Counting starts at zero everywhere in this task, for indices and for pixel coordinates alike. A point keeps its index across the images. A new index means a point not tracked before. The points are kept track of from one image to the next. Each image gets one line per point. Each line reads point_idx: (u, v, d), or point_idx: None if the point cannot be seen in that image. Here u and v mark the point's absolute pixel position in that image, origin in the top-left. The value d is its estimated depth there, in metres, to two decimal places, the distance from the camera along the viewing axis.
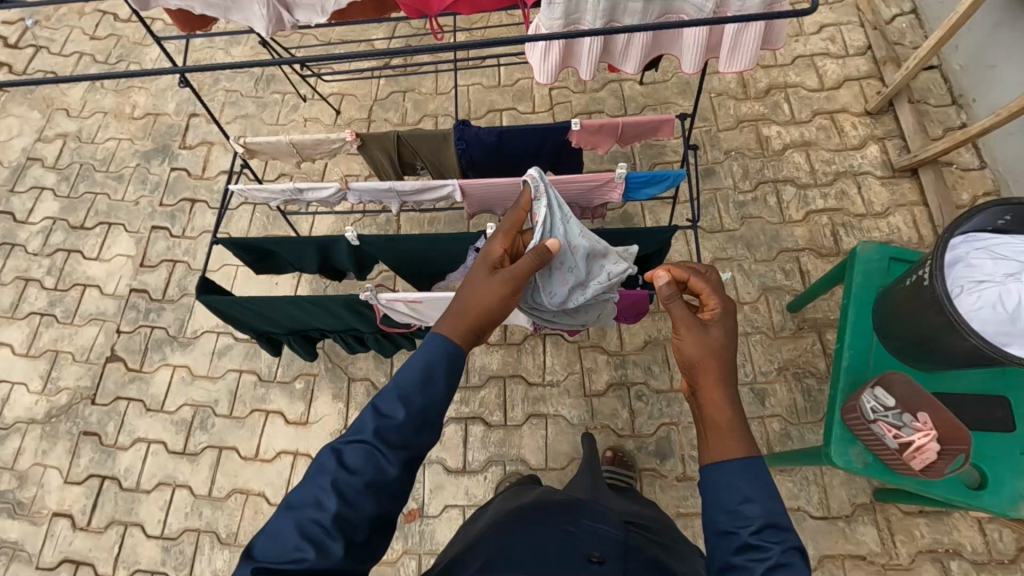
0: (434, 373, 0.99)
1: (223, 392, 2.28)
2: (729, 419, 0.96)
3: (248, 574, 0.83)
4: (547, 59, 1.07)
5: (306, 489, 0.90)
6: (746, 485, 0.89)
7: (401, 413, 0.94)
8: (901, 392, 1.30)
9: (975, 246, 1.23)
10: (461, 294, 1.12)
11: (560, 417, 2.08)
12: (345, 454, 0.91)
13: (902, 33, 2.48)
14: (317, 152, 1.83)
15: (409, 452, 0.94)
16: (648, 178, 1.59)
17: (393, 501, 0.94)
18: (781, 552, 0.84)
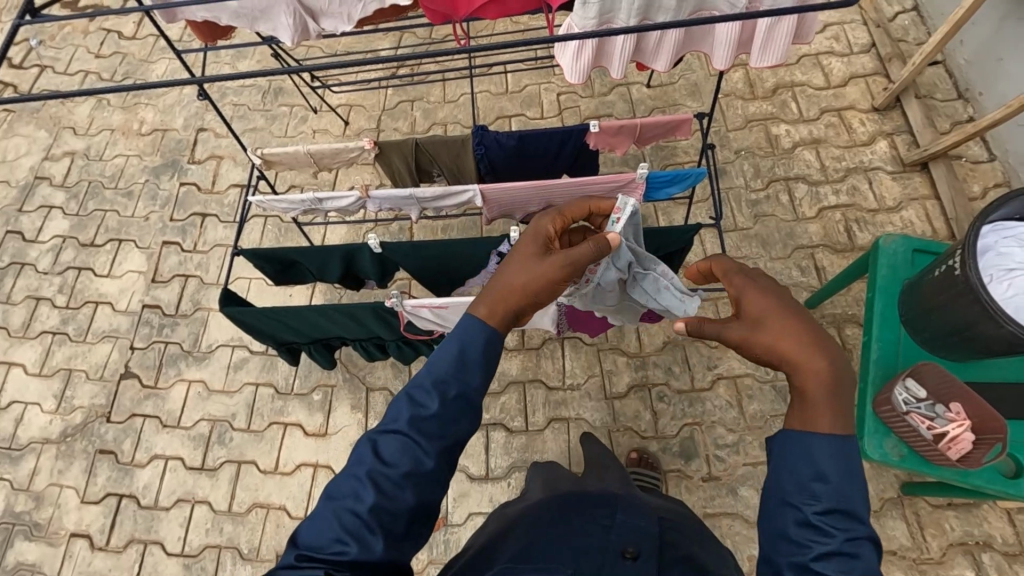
0: (469, 357, 0.92)
1: (240, 405, 2.26)
2: (828, 377, 0.87)
3: (291, 560, 0.82)
4: (578, 60, 1.08)
5: (345, 482, 0.87)
6: (826, 464, 0.84)
7: (436, 403, 0.88)
8: (933, 381, 1.30)
9: (1005, 234, 1.23)
10: (508, 269, 1.02)
11: (582, 420, 2.07)
12: (382, 446, 0.87)
13: (905, 30, 2.51)
14: (334, 161, 1.83)
15: (446, 441, 0.88)
16: (669, 178, 1.60)
17: (438, 492, 0.88)
18: (843, 541, 0.80)
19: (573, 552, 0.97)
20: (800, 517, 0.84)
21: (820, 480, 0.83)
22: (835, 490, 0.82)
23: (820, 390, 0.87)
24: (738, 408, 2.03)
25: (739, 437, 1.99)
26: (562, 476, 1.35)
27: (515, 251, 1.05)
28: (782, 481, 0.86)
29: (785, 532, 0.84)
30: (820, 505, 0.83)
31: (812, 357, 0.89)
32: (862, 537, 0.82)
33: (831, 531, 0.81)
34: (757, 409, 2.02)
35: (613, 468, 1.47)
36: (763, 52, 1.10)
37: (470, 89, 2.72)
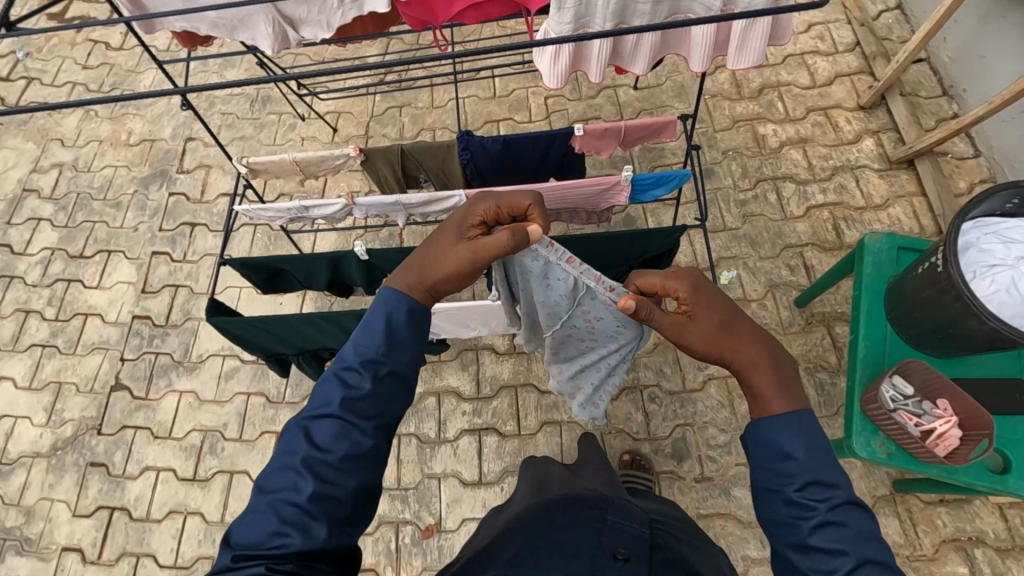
0: (397, 336, 0.95)
1: (231, 415, 2.25)
2: (769, 364, 0.97)
3: (228, 563, 0.79)
4: (556, 64, 1.08)
5: (278, 473, 0.86)
6: (789, 443, 0.89)
7: (368, 383, 0.90)
8: (920, 379, 1.31)
9: (985, 230, 1.27)
10: (435, 243, 1.07)
11: (574, 423, 2.07)
12: (315, 432, 0.86)
13: (889, 28, 2.52)
14: (320, 169, 1.82)
15: (382, 419, 0.90)
16: (655, 179, 1.60)
17: (376, 470, 0.89)
18: (826, 510, 0.83)
19: (564, 556, 0.95)
20: (781, 498, 0.87)
21: (788, 458, 0.88)
22: (805, 462, 0.86)
23: (767, 380, 0.95)
24: (730, 408, 2.03)
25: (731, 437, 1.99)
26: (551, 479, 1.34)
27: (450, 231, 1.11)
28: (759, 469, 0.91)
29: (775, 516, 0.88)
30: (796, 481, 0.86)
31: (754, 351, 0.98)
32: (844, 503, 0.83)
33: (812, 504, 0.84)
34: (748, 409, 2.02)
35: (600, 470, 1.44)
36: (740, 54, 1.10)
37: (458, 94, 2.72)
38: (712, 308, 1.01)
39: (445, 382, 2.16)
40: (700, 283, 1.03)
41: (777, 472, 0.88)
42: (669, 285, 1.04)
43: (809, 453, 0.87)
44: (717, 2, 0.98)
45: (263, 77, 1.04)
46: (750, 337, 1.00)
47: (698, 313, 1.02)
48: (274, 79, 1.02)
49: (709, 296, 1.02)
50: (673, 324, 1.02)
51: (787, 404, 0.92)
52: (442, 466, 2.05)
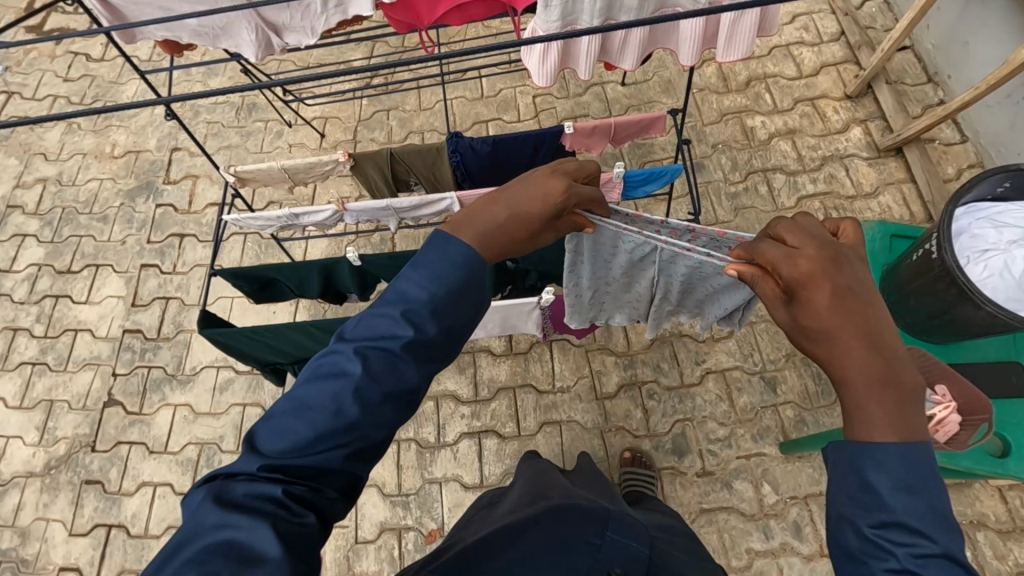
0: (469, 289, 0.82)
1: (227, 427, 2.23)
2: (877, 387, 0.72)
3: (255, 469, 0.71)
4: (545, 62, 1.07)
5: (317, 383, 0.76)
6: (876, 476, 0.71)
7: (434, 329, 0.79)
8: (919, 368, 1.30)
9: (976, 216, 1.29)
10: (498, 223, 0.87)
11: (574, 422, 2.06)
12: (365, 357, 0.76)
13: (873, 17, 2.53)
14: (310, 175, 1.80)
15: (433, 367, 0.81)
16: (646, 176, 1.59)
17: (411, 415, 0.79)
18: (907, 557, 0.67)
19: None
20: (852, 532, 0.72)
21: (872, 494, 0.71)
22: (901, 501, 0.69)
23: (860, 400, 0.73)
24: (728, 401, 2.03)
25: (731, 430, 1.99)
26: (551, 482, 1.29)
27: (515, 197, 0.89)
28: (836, 491, 0.75)
29: (844, 546, 0.73)
30: (872, 516, 0.71)
31: (862, 364, 0.73)
32: (930, 556, 0.67)
33: (890, 547, 0.69)
34: (747, 402, 2.02)
35: (597, 477, 1.42)
36: (728, 47, 1.10)
37: (445, 96, 2.71)
38: (828, 303, 0.75)
39: (443, 385, 2.15)
40: (819, 271, 0.77)
41: (858, 500, 0.72)
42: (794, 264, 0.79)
43: (920, 494, 0.69)
44: None
45: (243, 86, 0.99)
46: (875, 345, 0.74)
47: (804, 302, 0.77)
48: (255, 88, 0.98)
49: (832, 285, 0.76)
50: (775, 302, 0.83)
51: (867, 429, 0.73)
52: (443, 471, 2.04)
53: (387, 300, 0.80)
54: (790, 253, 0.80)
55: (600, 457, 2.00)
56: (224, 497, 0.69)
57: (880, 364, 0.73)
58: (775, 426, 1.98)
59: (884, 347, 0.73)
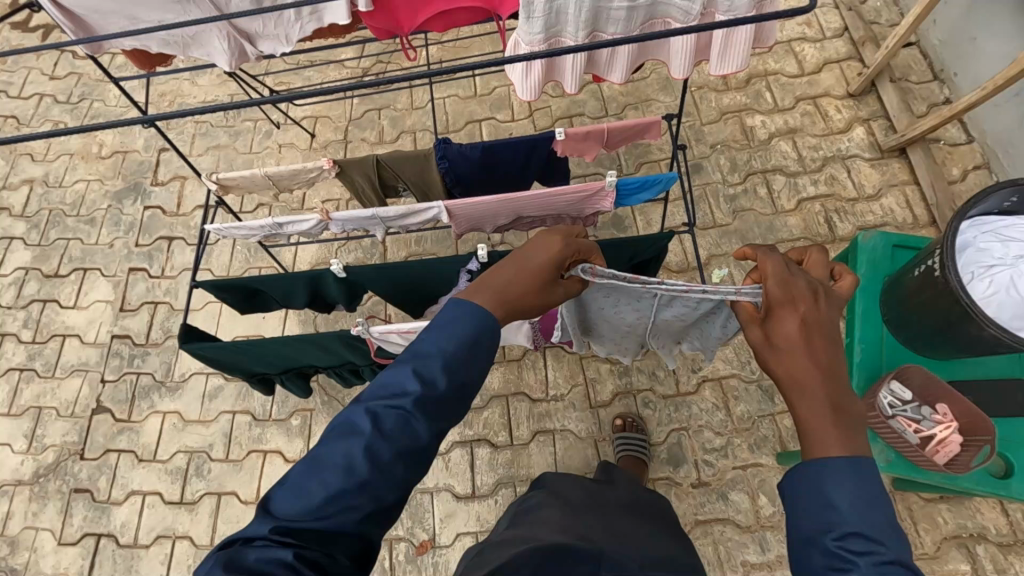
0: (479, 342, 0.90)
1: (217, 435, 2.19)
2: (831, 416, 0.79)
3: (267, 533, 0.77)
4: (528, 77, 1.01)
5: (332, 443, 0.82)
6: (835, 491, 0.75)
7: (444, 382, 0.86)
8: (918, 383, 1.29)
9: (983, 229, 1.24)
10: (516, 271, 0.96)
11: (567, 431, 2.02)
12: (376, 416, 0.82)
13: (878, 11, 2.44)
14: (295, 182, 1.75)
15: (443, 426, 0.86)
16: (640, 184, 1.54)
17: (423, 473, 0.85)
18: (868, 566, 0.70)
19: None
20: (819, 549, 0.74)
21: (829, 507, 0.74)
22: (854, 511, 0.73)
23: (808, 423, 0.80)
24: (725, 410, 1.99)
25: (727, 440, 1.95)
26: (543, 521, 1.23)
27: (518, 256, 0.98)
28: (797, 509, 0.77)
29: (809, 568, 0.75)
30: (834, 529, 0.73)
31: (822, 392, 0.80)
32: (889, 563, 0.70)
33: (852, 558, 0.71)
34: (744, 410, 1.98)
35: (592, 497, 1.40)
36: (723, 59, 1.04)
37: (437, 94, 2.64)
38: (799, 328, 0.83)
39: None
40: (804, 299, 0.84)
41: (818, 516, 0.75)
42: (777, 286, 0.86)
43: (874, 504, 0.73)
44: (696, 8, 0.89)
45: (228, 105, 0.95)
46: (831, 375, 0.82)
47: (777, 322, 0.85)
48: (245, 108, 0.95)
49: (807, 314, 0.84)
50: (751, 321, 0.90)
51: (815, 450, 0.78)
52: (435, 480, 2.01)
53: (404, 357, 0.88)
54: (783, 274, 0.87)
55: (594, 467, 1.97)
56: (238, 563, 0.74)
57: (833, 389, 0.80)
58: (773, 436, 1.94)
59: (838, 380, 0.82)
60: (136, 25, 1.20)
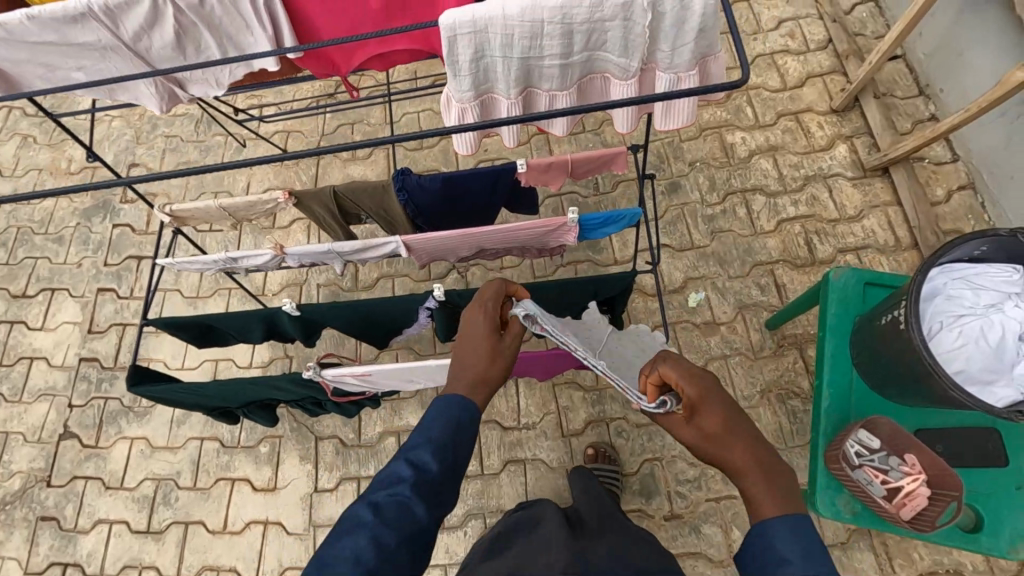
0: (465, 426, 0.95)
1: (185, 462, 2.16)
2: (766, 478, 0.83)
3: None
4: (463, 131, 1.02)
5: (334, 544, 0.81)
6: (784, 547, 0.78)
7: (437, 465, 0.90)
8: (886, 434, 1.26)
9: (954, 275, 1.18)
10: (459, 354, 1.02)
11: (538, 461, 1.99)
12: (377, 507, 0.84)
13: (863, 23, 2.37)
14: (252, 214, 1.69)
15: (441, 508, 0.89)
16: (603, 220, 1.48)
17: (426, 560, 0.85)
18: None
19: None
20: None
21: (783, 564, 0.76)
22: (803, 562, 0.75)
23: (760, 490, 0.83)
24: None
25: (701, 471, 1.91)
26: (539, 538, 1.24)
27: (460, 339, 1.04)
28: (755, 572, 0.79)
29: None
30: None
31: (753, 461, 0.85)
32: None
33: None
34: None
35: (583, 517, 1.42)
36: (666, 117, 1.02)
37: (411, 107, 2.58)
38: (719, 412, 0.87)
39: (405, 421, 2.09)
40: (705, 387, 0.89)
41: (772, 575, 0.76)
42: (686, 385, 0.89)
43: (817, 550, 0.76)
44: (631, 67, 0.93)
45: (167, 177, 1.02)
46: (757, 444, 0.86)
47: (700, 413, 0.88)
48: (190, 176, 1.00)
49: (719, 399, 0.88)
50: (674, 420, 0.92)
51: (775, 515, 0.80)
52: None
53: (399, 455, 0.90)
54: (685, 369, 0.90)
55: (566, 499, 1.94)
56: None
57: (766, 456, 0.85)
58: None
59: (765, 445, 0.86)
60: (51, 73, 1.21)
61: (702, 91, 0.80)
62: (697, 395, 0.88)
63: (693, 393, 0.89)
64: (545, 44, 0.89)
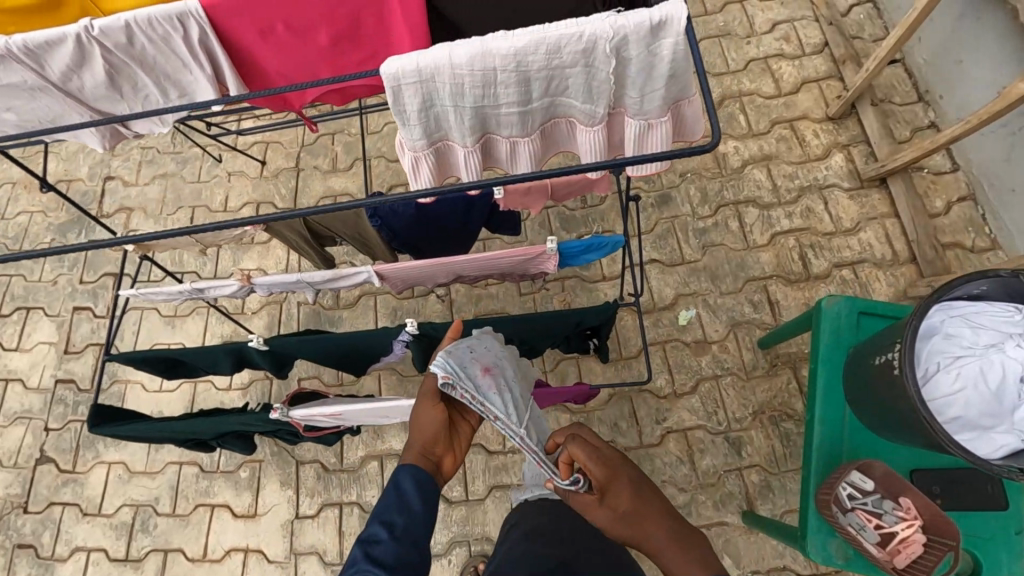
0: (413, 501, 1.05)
1: (163, 488, 2.11)
2: (677, 543, 0.92)
3: None
4: (419, 178, 0.98)
5: None
6: None
7: (388, 537, 0.99)
8: (879, 475, 1.20)
9: (951, 313, 1.12)
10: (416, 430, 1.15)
11: (524, 486, 1.93)
12: None
13: (860, 25, 2.28)
14: (220, 239, 1.62)
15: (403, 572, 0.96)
16: (585, 246, 1.41)
17: None
18: None
19: None
20: None
21: None
22: None
23: (675, 560, 0.92)
24: (690, 464, 1.89)
25: (691, 496, 1.86)
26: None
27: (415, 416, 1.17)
28: None
29: None
30: None
31: (662, 533, 0.95)
32: None
33: None
34: (710, 464, 1.88)
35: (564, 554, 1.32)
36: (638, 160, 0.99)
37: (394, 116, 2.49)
38: (627, 491, 0.99)
39: (388, 445, 2.04)
40: (612, 471, 1.02)
41: None
42: (595, 470, 1.02)
43: None
44: (596, 113, 0.90)
45: (82, 242, 1.01)
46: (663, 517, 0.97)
47: (611, 494, 1.00)
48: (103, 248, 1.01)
49: (625, 478, 1.02)
50: (587, 505, 1.03)
51: None
52: None
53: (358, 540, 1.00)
54: (592, 452, 1.04)
55: None
56: None
57: (673, 523, 0.95)
58: (740, 492, 1.85)
59: (672, 514, 0.98)
60: None
61: (666, 156, 0.79)
62: (604, 478, 1.01)
63: (600, 479, 1.01)
64: (500, 93, 0.85)
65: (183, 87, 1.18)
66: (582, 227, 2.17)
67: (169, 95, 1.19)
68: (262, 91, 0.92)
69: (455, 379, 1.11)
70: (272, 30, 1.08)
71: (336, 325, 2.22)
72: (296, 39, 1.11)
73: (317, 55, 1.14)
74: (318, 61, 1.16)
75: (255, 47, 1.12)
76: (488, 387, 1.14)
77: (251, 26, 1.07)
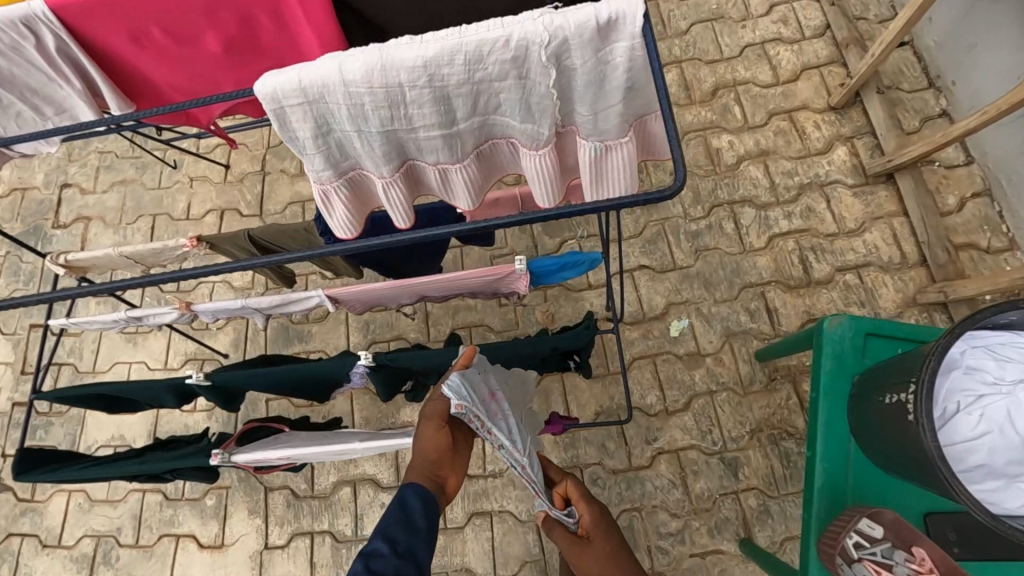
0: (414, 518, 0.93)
1: (126, 517, 1.99)
2: None
3: None
4: (335, 213, 0.95)
5: None
6: None
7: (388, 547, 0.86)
8: (890, 521, 1.05)
9: (975, 343, 0.97)
10: (423, 450, 1.02)
11: (506, 513, 1.81)
12: None
13: (865, 5, 2.11)
14: (161, 260, 1.46)
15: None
16: (558, 264, 1.25)
17: None
18: None
19: None
20: None
21: None
22: None
23: None
24: (683, 487, 1.75)
25: (684, 523, 1.73)
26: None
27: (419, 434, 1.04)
28: None
29: None
30: None
31: None
32: None
33: None
34: (704, 488, 1.75)
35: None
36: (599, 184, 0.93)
37: None
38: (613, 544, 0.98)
39: (360, 470, 1.92)
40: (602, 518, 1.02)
41: None
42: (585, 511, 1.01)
43: None
44: (540, 137, 0.86)
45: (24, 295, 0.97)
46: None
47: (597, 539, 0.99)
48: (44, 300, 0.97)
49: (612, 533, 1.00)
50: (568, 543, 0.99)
51: None
52: None
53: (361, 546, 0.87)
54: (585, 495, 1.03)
55: (536, 554, 1.77)
56: None
57: None
58: (737, 517, 1.72)
59: None
60: None
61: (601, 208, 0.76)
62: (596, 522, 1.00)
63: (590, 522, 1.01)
64: (414, 114, 0.79)
65: (59, 103, 1.19)
66: (566, 232, 2.02)
67: (42, 111, 1.20)
68: (157, 110, 0.80)
69: (470, 406, 0.94)
70: (148, 35, 1.08)
71: (305, 340, 2.08)
72: (181, 45, 1.11)
73: (208, 60, 1.15)
74: (211, 67, 1.16)
75: (136, 54, 1.12)
76: (496, 418, 1.00)
77: (123, 35, 1.07)
